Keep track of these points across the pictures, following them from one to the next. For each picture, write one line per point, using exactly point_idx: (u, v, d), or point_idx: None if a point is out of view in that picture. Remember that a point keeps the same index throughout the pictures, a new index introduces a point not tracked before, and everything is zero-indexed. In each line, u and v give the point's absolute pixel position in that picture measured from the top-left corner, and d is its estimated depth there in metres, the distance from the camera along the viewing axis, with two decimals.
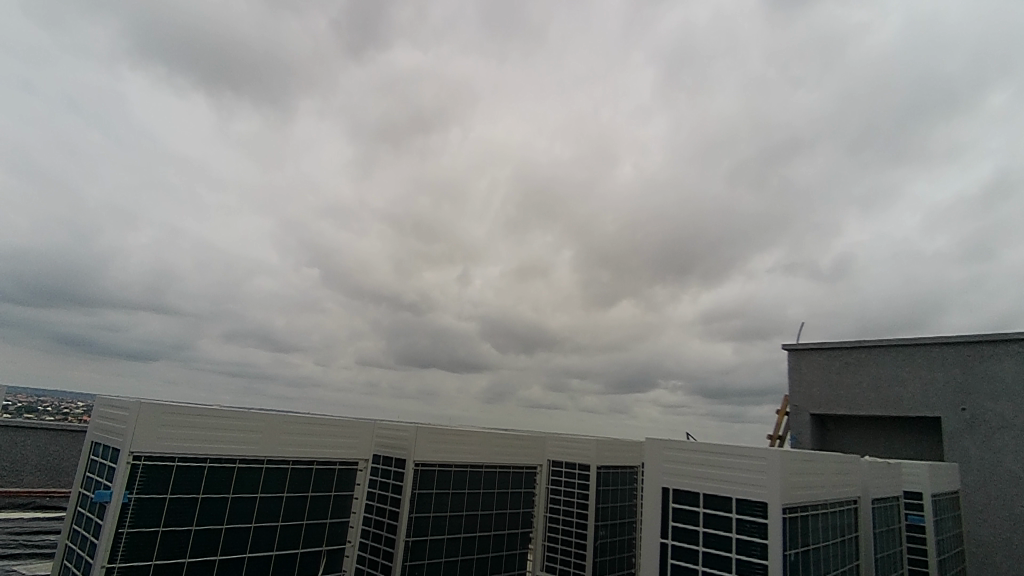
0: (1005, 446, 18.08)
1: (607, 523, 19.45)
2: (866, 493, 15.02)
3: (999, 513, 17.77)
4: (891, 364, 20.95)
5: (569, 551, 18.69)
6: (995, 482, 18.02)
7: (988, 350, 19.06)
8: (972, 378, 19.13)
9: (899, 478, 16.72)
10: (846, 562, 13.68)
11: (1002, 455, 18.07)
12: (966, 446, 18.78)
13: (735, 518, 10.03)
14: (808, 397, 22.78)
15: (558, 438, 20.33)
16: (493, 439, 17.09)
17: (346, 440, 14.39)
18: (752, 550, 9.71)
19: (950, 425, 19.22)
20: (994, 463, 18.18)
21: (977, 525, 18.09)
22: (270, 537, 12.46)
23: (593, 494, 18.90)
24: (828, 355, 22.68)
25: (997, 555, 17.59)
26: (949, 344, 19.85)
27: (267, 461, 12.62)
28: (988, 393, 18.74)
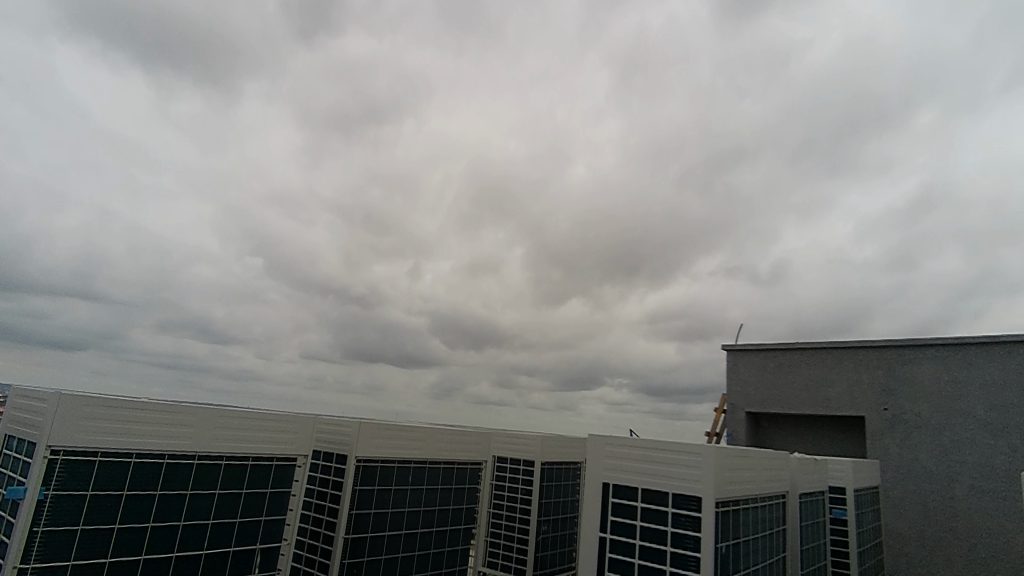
0: (921, 444, 19.15)
1: (549, 518, 19.57)
2: (793, 487, 15.63)
3: (913, 507, 18.78)
4: (823, 366, 21.87)
5: (511, 545, 18.53)
6: (911, 479, 19.02)
7: (910, 354, 20.17)
8: (893, 380, 20.22)
9: (825, 474, 17.42)
10: (772, 555, 14.06)
11: (918, 453, 19.12)
12: (887, 444, 19.75)
13: (671, 511, 10.22)
14: (745, 396, 23.48)
15: (502, 434, 20.09)
16: (436, 435, 16.65)
17: (282, 435, 13.58)
18: (686, 543, 9.92)
19: (873, 424, 20.20)
20: (912, 461, 19.17)
21: (893, 518, 19.09)
22: (199, 535, 11.76)
23: (537, 489, 18.83)
24: (763, 355, 23.50)
25: (910, 546, 18.61)
26: (875, 347, 20.90)
27: (198, 456, 11.90)
28: (908, 394, 19.81)
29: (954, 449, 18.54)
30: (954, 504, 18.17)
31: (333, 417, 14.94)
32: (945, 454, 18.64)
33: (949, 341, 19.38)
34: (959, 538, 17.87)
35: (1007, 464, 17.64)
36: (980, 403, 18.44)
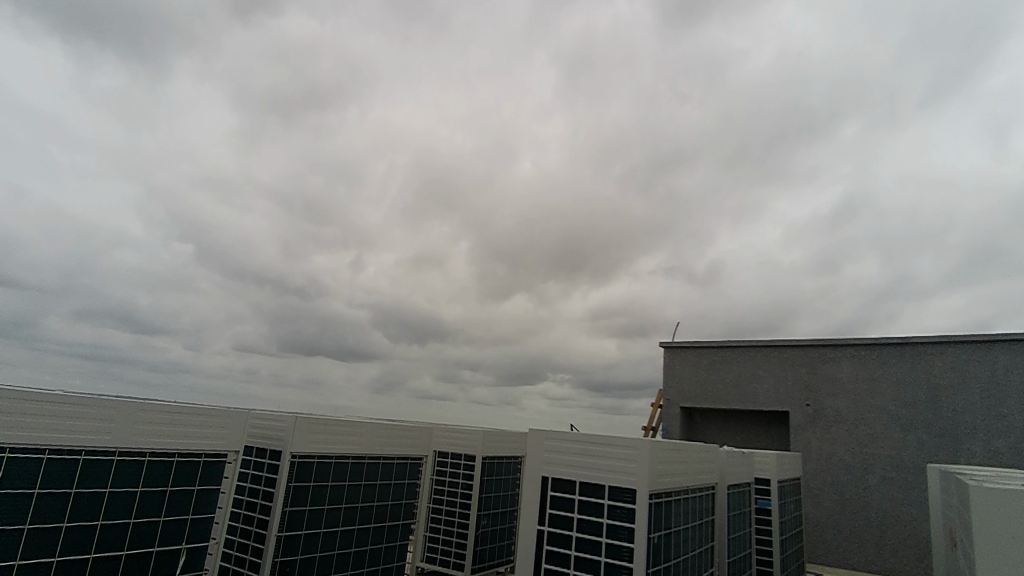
0: (840, 438, 18.91)
1: (489, 512, 18.26)
2: (721, 479, 14.68)
3: (831, 496, 18.65)
4: (751, 363, 21.36)
5: (450, 541, 17.65)
6: (829, 470, 18.84)
7: (831, 352, 19.86)
8: (816, 377, 19.88)
9: (751, 465, 16.42)
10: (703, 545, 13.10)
11: (837, 446, 18.89)
12: (809, 437, 19.44)
13: (607, 503, 8.95)
14: (678, 391, 22.68)
15: (445, 428, 18.94)
16: (378, 429, 13.63)
17: (216, 429, 11.63)
18: (620, 533, 8.72)
19: (795, 419, 19.85)
20: (831, 453, 18.96)
21: (812, 507, 18.89)
22: (119, 535, 9.76)
23: (478, 485, 17.65)
24: (697, 351, 22.75)
25: (827, 535, 18.47)
26: (798, 346, 20.52)
27: (121, 454, 9.87)
28: (829, 390, 19.51)
29: (868, 442, 18.42)
30: (866, 494, 18.10)
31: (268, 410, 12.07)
32: (861, 447, 18.50)
33: (867, 341, 19.18)
34: (872, 526, 17.80)
35: (915, 456, 17.67)
36: (892, 400, 18.37)
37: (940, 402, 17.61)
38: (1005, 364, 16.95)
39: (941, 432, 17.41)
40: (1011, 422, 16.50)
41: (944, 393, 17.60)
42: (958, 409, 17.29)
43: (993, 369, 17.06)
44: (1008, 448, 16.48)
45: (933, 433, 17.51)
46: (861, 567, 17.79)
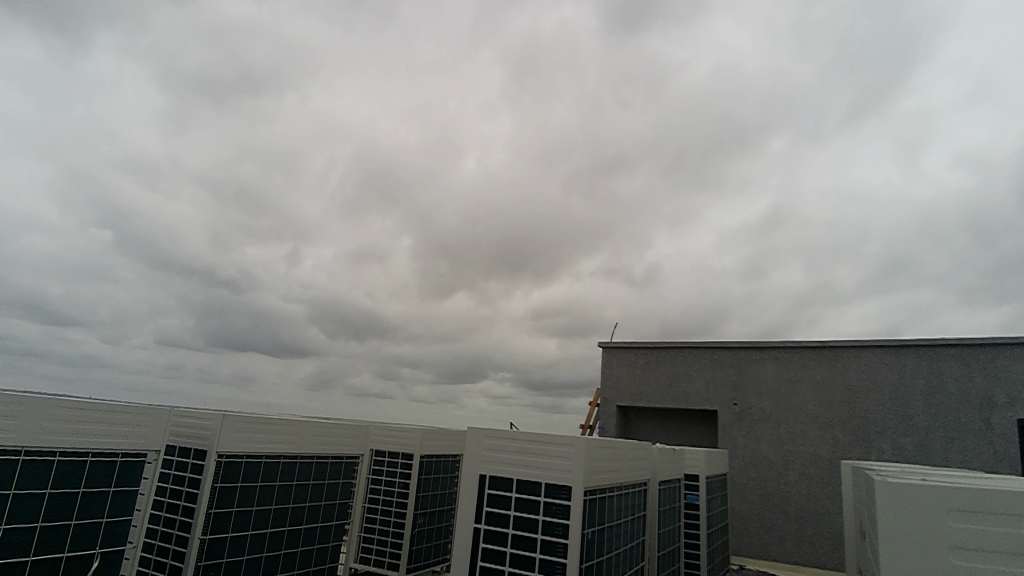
0: (763, 436, 19.89)
1: (426, 511, 17.24)
2: (654, 475, 14.94)
3: (755, 491, 19.54)
4: (683, 363, 22.12)
5: (385, 543, 16.53)
6: (753, 467, 19.77)
7: (757, 355, 20.82)
8: (744, 378, 20.80)
9: (681, 461, 16.86)
10: (633, 539, 13.28)
11: (760, 443, 19.85)
12: (735, 436, 20.35)
13: (543, 500, 7.78)
14: (615, 390, 23.16)
15: (382, 426, 17.84)
16: (309, 426, 11.18)
17: (137, 424, 8.97)
18: (554, 529, 7.62)
19: (723, 418, 20.71)
20: (756, 452, 19.87)
21: (737, 502, 19.75)
22: (24, 541, 7.38)
23: (415, 484, 16.56)
24: (633, 352, 23.29)
25: (751, 527, 19.34)
26: (727, 348, 21.40)
27: (23, 452, 7.42)
28: (754, 390, 20.50)
29: (789, 440, 19.47)
30: (786, 489, 19.14)
31: (195, 408, 9.61)
32: (782, 444, 19.54)
33: (791, 344, 20.23)
34: (791, 519, 18.83)
35: (830, 452, 18.85)
36: (811, 400, 19.51)
37: (853, 402, 18.85)
38: (911, 367, 18.27)
39: (854, 430, 18.63)
40: (916, 421, 17.82)
41: (857, 394, 18.85)
42: (869, 409, 18.55)
43: (901, 372, 18.36)
44: (912, 445, 17.77)
45: (847, 432, 18.71)
46: (781, 558, 18.74)
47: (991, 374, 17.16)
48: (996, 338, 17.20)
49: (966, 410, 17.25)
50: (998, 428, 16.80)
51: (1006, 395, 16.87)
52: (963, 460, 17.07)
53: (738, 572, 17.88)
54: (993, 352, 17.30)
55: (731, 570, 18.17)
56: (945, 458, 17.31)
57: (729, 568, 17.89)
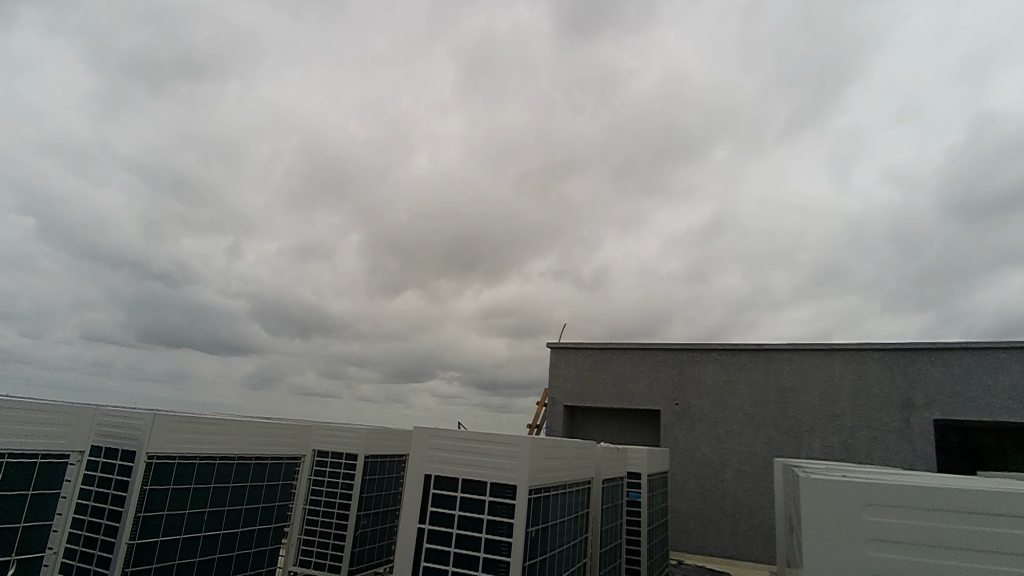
0: (701, 435, 20.61)
1: (370, 512, 16.72)
2: (597, 473, 15.16)
3: (694, 488, 20.23)
4: (628, 364, 22.63)
5: (326, 544, 15.90)
6: (693, 465, 20.44)
7: (698, 356, 21.53)
8: (685, 379, 21.49)
9: (624, 459, 17.20)
10: (576, 537, 13.45)
11: (699, 442, 20.57)
12: (676, 435, 20.98)
13: (488, 499, 7.15)
14: (563, 390, 23.46)
15: (326, 425, 17.19)
16: (251, 424, 9.84)
17: (58, 425, 8.28)
18: (498, 528, 6.99)
19: (665, 417, 21.33)
20: (695, 450, 20.57)
21: (677, 498, 20.39)
22: None
23: (359, 484, 16.04)
24: (581, 353, 23.64)
25: (690, 523, 19.98)
26: (671, 349, 22.02)
27: None
28: (695, 391, 21.20)
29: (726, 438, 20.27)
30: (723, 486, 19.89)
31: (123, 407, 8.59)
32: (720, 442, 20.31)
33: (730, 346, 21.03)
34: (727, 515, 19.57)
35: (764, 450, 19.71)
36: (747, 400, 20.35)
37: (786, 402, 19.77)
38: (839, 369, 19.31)
39: (786, 429, 19.55)
40: (842, 420, 18.86)
41: (790, 395, 19.78)
42: (800, 409, 19.52)
43: (829, 374, 19.41)
44: (840, 443, 18.78)
45: (779, 431, 19.63)
46: (717, 553, 19.45)
47: (911, 376, 18.30)
48: (915, 343, 18.37)
49: (888, 410, 18.35)
50: (916, 427, 17.95)
51: (924, 397, 18.01)
52: (885, 457, 18.14)
53: (677, 567, 18.43)
54: (913, 356, 18.46)
55: (670, 564, 18.71)
56: (868, 455, 18.35)
57: (667, 563, 18.38)
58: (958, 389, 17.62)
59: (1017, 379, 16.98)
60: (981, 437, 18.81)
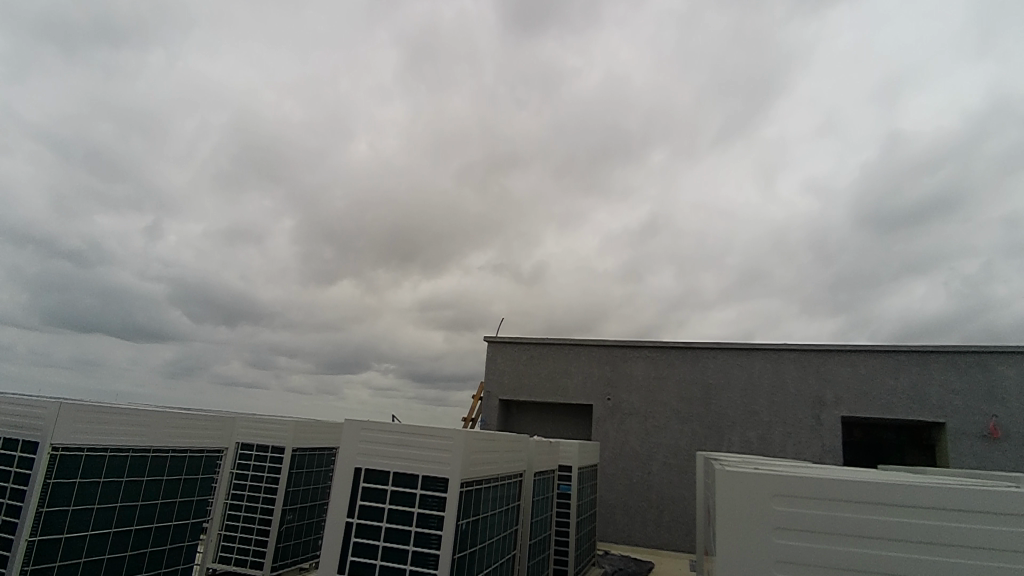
0: (631, 429, 21.17)
1: (297, 506, 16.03)
2: (529, 467, 15.22)
3: (622, 481, 20.80)
4: (563, 360, 22.93)
5: (248, 539, 15.22)
6: (622, 459, 20.99)
7: (630, 353, 22.05)
8: (616, 374, 21.98)
9: (556, 453, 17.35)
10: (505, 530, 13.46)
11: (628, 436, 21.13)
12: (607, 429, 21.47)
13: (419, 493, 6.81)
14: (499, 384, 23.49)
15: (250, 417, 16.38)
16: (170, 415, 8.59)
17: None
18: (428, 522, 6.70)
19: (597, 412, 21.78)
20: (624, 444, 21.11)
21: (605, 491, 20.93)
22: None
23: (285, 479, 15.34)
24: (518, 348, 23.74)
25: (616, 514, 20.53)
26: (605, 345, 22.46)
27: None
28: (626, 386, 21.73)
29: (653, 432, 20.90)
30: (649, 478, 20.55)
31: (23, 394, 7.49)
32: (648, 436, 20.93)
33: (659, 344, 21.70)
34: (652, 506, 20.24)
35: (689, 444, 20.48)
36: (675, 396, 21.06)
37: (710, 398, 20.61)
38: (759, 368, 20.33)
39: (710, 424, 20.38)
40: (760, 416, 19.87)
41: (714, 391, 20.63)
42: (723, 405, 20.40)
43: (750, 372, 20.39)
44: (757, 438, 19.78)
45: (703, 426, 20.44)
46: (642, 543, 20.06)
47: (822, 376, 19.51)
48: (828, 345, 19.57)
49: (801, 407, 19.49)
50: (825, 423, 19.16)
51: (833, 395, 19.24)
52: (797, 451, 19.26)
53: (603, 558, 18.86)
54: (825, 357, 19.66)
55: (597, 555, 19.13)
56: (783, 449, 19.43)
57: (594, 554, 18.76)
58: (863, 388, 18.91)
59: (913, 380, 18.42)
60: (882, 433, 20.33)
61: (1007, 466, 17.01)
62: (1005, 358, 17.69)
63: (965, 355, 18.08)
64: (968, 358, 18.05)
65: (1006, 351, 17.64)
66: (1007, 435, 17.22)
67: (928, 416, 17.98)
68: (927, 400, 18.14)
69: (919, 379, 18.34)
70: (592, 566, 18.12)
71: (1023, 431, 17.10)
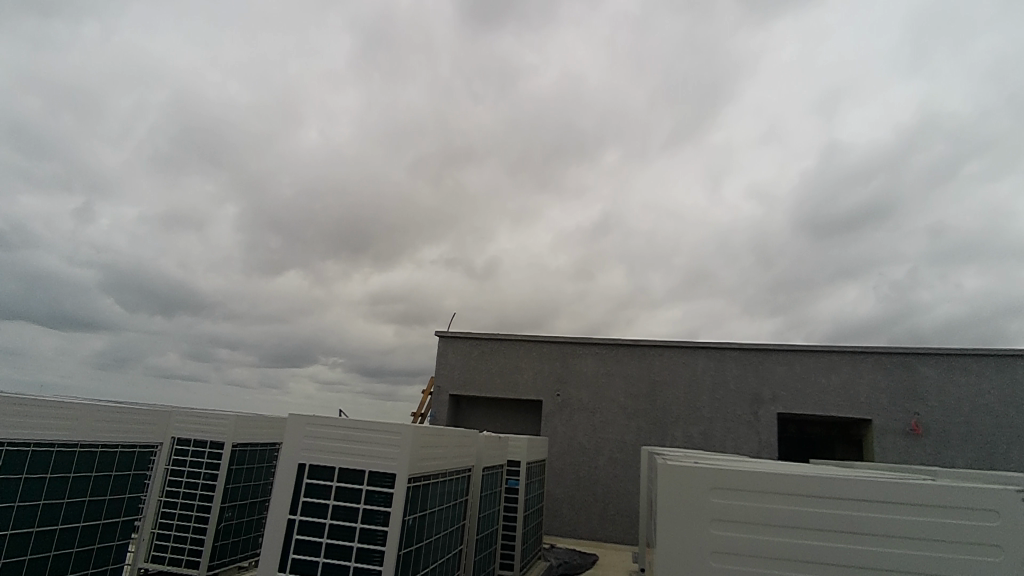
0: (579, 424, 21.44)
1: (236, 503, 15.43)
2: (477, 461, 15.16)
3: (570, 475, 21.04)
4: (515, 355, 22.96)
5: (183, 538, 14.54)
6: (569, 453, 21.24)
7: (580, 349, 22.30)
8: (566, 370, 22.21)
9: (505, 447, 17.36)
10: (451, 525, 13.34)
11: (577, 431, 21.38)
12: (555, 424, 21.67)
13: (365, 489, 6.62)
14: (450, 379, 23.31)
15: (187, 411, 15.63)
16: (99, 408, 8.03)
17: None
18: (374, 518, 6.53)
19: (547, 407, 21.94)
20: (572, 439, 21.36)
21: (552, 485, 21.12)
22: None
23: (224, 475, 14.73)
24: (469, 343, 23.61)
25: (563, 508, 20.76)
26: (555, 342, 22.62)
27: None
28: (575, 382, 21.98)
29: (601, 428, 21.23)
30: (596, 472, 20.86)
31: None
32: (596, 431, 21.24)
33: (609, 341, 22.02)
34: (597, 500, 20.57)
35: (634, 439, 20.88)
36: (622, 392, 21.44)
37: (656, 395, 21.08)
38: (702, 366, 20.96)
39: (655, 420, 20.85)
40: (703, 412, 20.48)
41: (659, 388, 21.11)
42: (668, 402, 20.90)
43: (694, 370, 20.98)
44: (699, 433, 20.37)
45: (648, 421, 20.90)
46: (587, 536, 20.34)
47: (761, 374, 20.28)
48: (767, 344, 20.34)
49: (741, 403, 20.21)
50: (762, 419, 19.93)
51: (771, 392, 20.03)
52: (736, 446, 19.95)
53: (549, 551, 19.02)
54: (764, 356, 20.43)
55: (543, 548, 19.28)
56: (723, 444, 20.08)
57: (541, 548, 18.90)
58: (798, 386, 19.77)
59: (844, 378, 19.37)
60: (815, 429, 21.28)
61: (926, 460, 18.11)
62: (927, 359, 18.81)
63: (891, 356, 19.13)
64: (894, 358, 19.11)
65: (928, 352, 18.76)
66: (927, 431, 18.30)
67: (856, 413, 18.96)
68: (855, 398, 19.11)
69: (849, 377, 19.31)
70: (538, 559, 18.24)
71: (940, 427, 18.23)
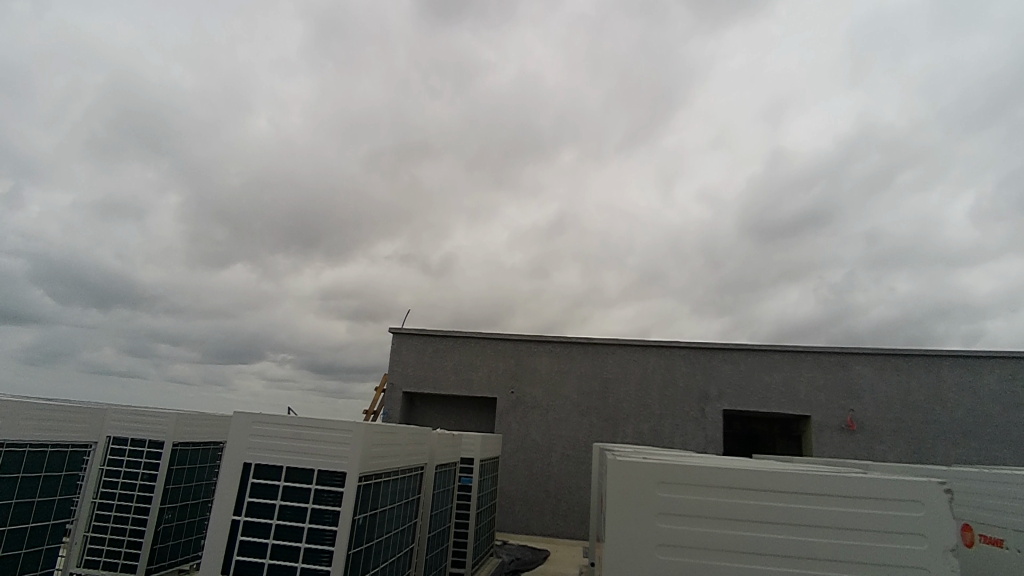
0: (533, 422, 21.58)
1: (177, 505, 14.81)
2: (430, 459, 15.04)
3: (523, 472, 21.17)
4: (469, 353, 22.88)
5: (119, 541, 13.85)
6: (522, 450, 21.37)
7: (534, 347, 22.42)
8: (520, 368, 22.30)
9: (458, 445, 17.28)
10: (403, 523, 13.21)
11: (530, 428, 21.52)
12: (510, 421, 21.74)
13: (313, 489, 6.46)
14: (404, 376, 23.03)
15: (124, 409, 14.86)
16: (27, 405, 7.54)
17: None
18: (322, 518, 6.37)
19: (501, 405, 21.98)
20: (525, 436, 21.49)
21: (505, 482, 21.19)
22: None
23: (164, 475, 14.11)
24: (424, 340, 23.38)
25: (516, 504, 20.87)
26: (510, 339, 22.66)
27: None
28: (529, 380, 22.10)
29: (554, 425, 21.43)
30: (549, 469, 21.06)
31: None
32: (549, 428, 21.43)
33: (563, 339, 22.23)
34: (549, 496, 20.77)
35: (587, 436, 21.16)
36: (576, 390, 21.69)
37: (608, 392, 21.43)
38: (653, 364, 21.43)
39: (607, 417, 21.20)
40: (653, 409, 20.95)
41: (612, 385, 21.47)
42: (620, 399, 21.29)
43: (645, 368, 21.43)
44: (648, 429, 20.83)
45: (601, 418, 21.23)
46: (539, 531, 20.52)
47: (708, 372, 20.90)
48: (715, 343, 20.98)
49: (689, 401, 20.78)
50: (709, 416, 20.55)
51: (717, 389, 20.67)
52: (684, 442, 20.49)
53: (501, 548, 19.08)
54: (712, 355, 21.06)
55: (495, 545, 19.33)
56: (672, 440, 20.62)
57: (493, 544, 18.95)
58: (743, 383, 20.48)
59: (786, 377, 20.17)
60: (758, 425, 22.10)
61: (859, 454, 19.08)
62: (861, 359, 19.81)
63: (829, 355, 20.04)
64: (831, 358, 20.04)
65: (863, 352, 19.75)
66: (861, 427, 19.26)
67: (796, 410, 19.81)
68: (796, 396, 19.96)
69: (791, 375, 20.14)
70: (491, 556, 18.26)
71: (872, 423, 19.24)
